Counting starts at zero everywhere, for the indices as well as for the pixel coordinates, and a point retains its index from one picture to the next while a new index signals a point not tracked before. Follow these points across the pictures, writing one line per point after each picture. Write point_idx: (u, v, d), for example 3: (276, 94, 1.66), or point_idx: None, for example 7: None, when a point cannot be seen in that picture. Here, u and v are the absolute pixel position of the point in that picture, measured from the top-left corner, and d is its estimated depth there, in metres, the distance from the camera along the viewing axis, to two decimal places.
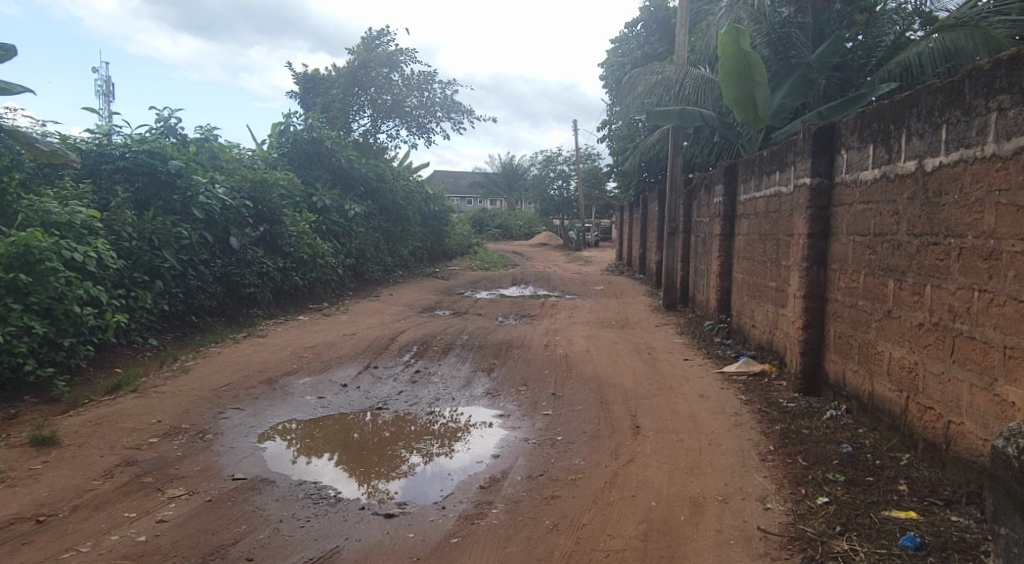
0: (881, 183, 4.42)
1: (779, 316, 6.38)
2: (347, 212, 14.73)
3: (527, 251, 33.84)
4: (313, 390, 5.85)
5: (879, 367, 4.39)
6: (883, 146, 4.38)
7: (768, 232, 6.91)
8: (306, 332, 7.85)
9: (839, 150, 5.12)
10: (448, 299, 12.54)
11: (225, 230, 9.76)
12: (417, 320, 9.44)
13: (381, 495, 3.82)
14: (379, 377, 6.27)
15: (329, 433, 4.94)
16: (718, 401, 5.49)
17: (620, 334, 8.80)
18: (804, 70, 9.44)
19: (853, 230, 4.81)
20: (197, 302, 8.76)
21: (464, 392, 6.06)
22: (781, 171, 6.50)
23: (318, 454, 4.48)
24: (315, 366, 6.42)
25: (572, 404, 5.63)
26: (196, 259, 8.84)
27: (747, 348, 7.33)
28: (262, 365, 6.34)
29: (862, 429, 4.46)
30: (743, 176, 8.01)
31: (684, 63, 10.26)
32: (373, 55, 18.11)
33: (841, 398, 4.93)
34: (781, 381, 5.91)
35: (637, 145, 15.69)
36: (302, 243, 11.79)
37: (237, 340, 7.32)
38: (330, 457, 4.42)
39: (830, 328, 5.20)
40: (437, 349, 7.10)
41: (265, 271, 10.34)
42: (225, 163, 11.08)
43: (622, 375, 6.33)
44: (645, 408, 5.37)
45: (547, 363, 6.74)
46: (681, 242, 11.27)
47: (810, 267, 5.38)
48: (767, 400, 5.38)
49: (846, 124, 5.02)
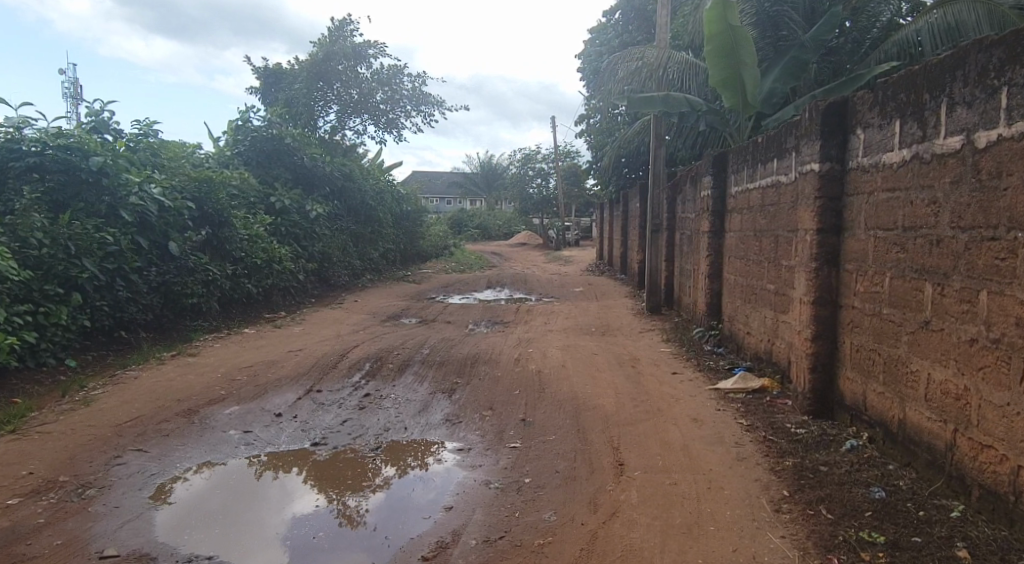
0: (912, 166, 3.64)
1: (781, 323, 5.59)
2: (308, 213, 13.80)
3: (506, 252, 33.06)
4: (239, 423, 4.93)
5: (913, 392, 3.59)
6: (915, 120, 3.62)
7: (764, 228, 6.14)
8: (247, 349, 6.92)
9: (854, 129, 4.35)
10: (416, 305, 11.69)
11: (164, 235, 8.82)
12: (377, 331, 8.57)
13: (350, 512, 3.59)
14: (320, 405, 5.37)
15: (254, 473, 4.13)
16: (715, 428, 4.68)
17: (600, 343, 8.00)
18: (795, 52, 8.75)
19: (876, 224, 4.02)
20: (128, 316, 7.82)
21: (419, 420, 5.20)
22: (781, 159, 5.73)
23: (286, 469, 4.21)
24: (247, 392, 5.50)
25: (545, 434, 4.79)
26: (127, 268, 7.89)
27: (742, 358, 6.57)
28: (182, 393, 5.40)
29: (892, 465, 3.67)
30: (734, 167, 7.24)
31: (665, 46, 9.48)
32: (338, 47, 17.13)
33: (862, 424, 4.15)
34: (785, 399, 5.12)
35: (616, 140, 14.93)
36: (254, 248, 10.86)
37: (163, 360, 6.37)
38: (299, 471, 4.16)
39: (846, 339, 4.41)
40: (393, 367, 6.22)
41: (210, 279, 9.41)
42: (166, 161, 10.11)
43: (602, 396, 5.51)
44: (630, 439, 4.53)
45: (518, 382, 5.89)
46: (664, 240, 10.52)
47: (822, 267, 4.59)
48: (771, 426, 4.57)
49: (863, 99, 4.25)
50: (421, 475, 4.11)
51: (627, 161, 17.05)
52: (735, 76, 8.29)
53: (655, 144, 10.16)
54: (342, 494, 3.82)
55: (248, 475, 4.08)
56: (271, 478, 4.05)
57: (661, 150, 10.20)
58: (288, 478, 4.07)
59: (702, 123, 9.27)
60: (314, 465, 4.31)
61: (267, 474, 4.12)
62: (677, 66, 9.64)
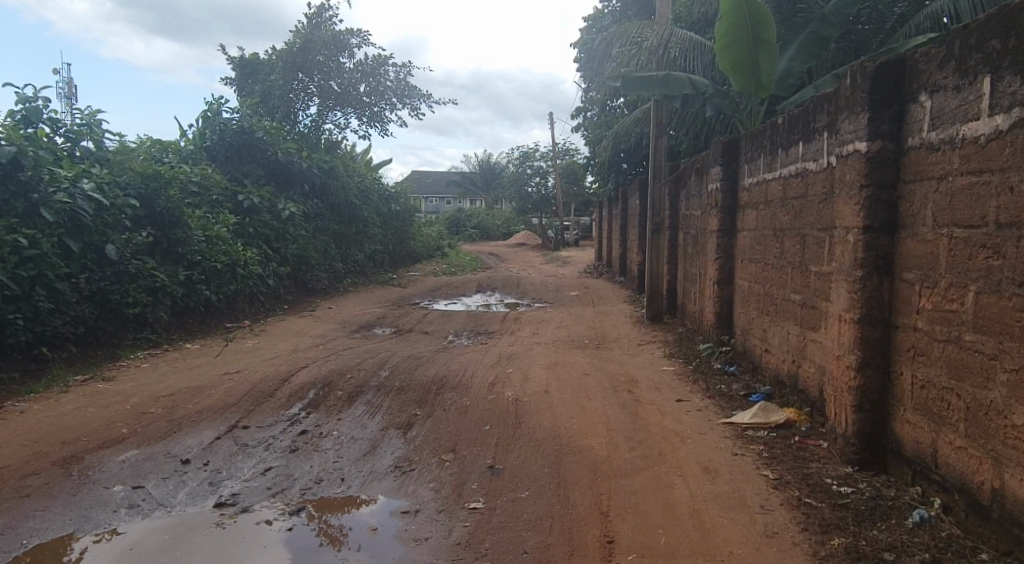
0: (1013, 139, 2.64)
1: (812, 344, 4.56)
2: (279, 212, 12.75)
3: (502, 252, 32.05)
4: (133, 473, 3.90)
5: (1015, 455, 2.60)
6: (1015, 76, 2.63)
7: (788, 227, 5.11)
8: (178, 371, 5.91)
9: (916, 94, 3.31)
10: (394, 313, 10.69)
11: (102, 237, 7.82)
12: (341, 345, 7.56)
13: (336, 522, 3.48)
14: (243, 447, 4.34)
15: (213, 504, 3.63)
16: (734, 482, 3.65)
17: (592, 359, 6.97)
18: (815, 26, 7.71)
19: (952, 219, 3.01)
20: (51, 330, 6.85)
21: (363, 467, 4.16)
22: (810, 142, 4.70)
23: (247, 498, 3.70)
24: (155, 431, 4.47)
25: (517, 489, 3.76)
26: (51, 274, 6.92)
27: (760, 382, 5.54)
28: (71, 433, 4.37)
29: (984, 552, 2.70)
30: (748, 156, 6.20)
31: (667, 22, 8.47)
32: (317, 35, 16.30)
33: (931, 486, 3.14)
34: (819, 441, 4.09)
35: (613, 133, 13.92)
36: (214, 250, 9.88)
37: (69, 385, 5.35)
38: (262, 501, 3.68)
39: (904, 371, 3.39)
40: (341, 395, 5.19)
41: (157, 286, 8.43)
42: (112, 155, 9.08)
43: (591, 433, 4.48)
44: (624, 501, 3.51)
45: (490, 415, 4.86)
46: (665, 241, 9.50)
47: (871, 276, 3.55)
48: (806, 482, 3.55)
49: (929, 54, 3.22)
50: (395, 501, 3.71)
51: (626, 156, 16.04)
52: (747, 58, 7.34)
53: (655, 134, 9.14)
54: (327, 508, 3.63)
55: (207, 504, 3.61)
56: (234, 505, 3.61)
57: (662, 140, 9.14)
58: (253, 506, 3.62)
59: (709, 108, 8.24)
60: (225, 530, 3.36)
61: (227, 507, 3.60)
62: (679, 44, 8.61)
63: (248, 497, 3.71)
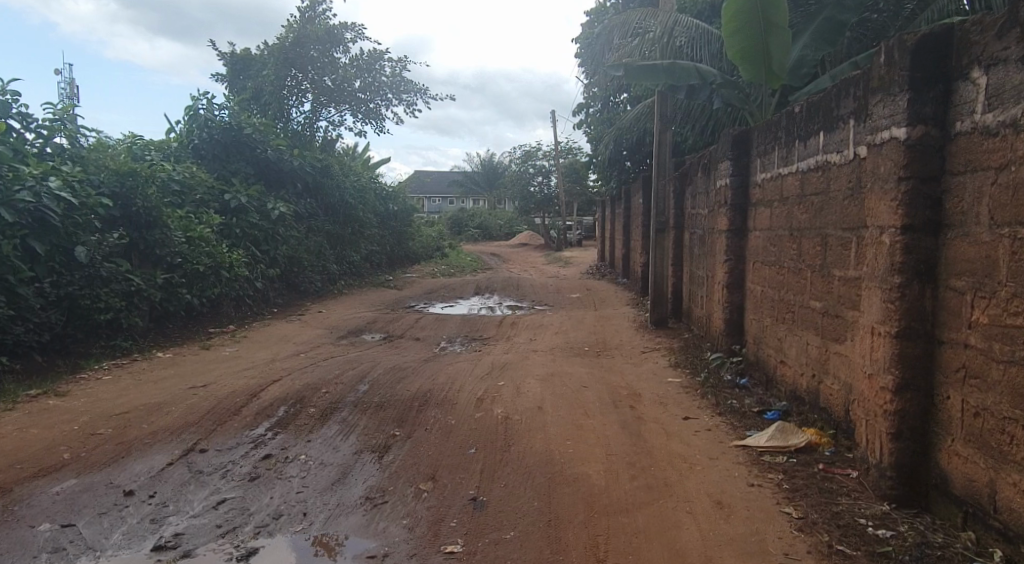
0: None
1: (838, 358, 4.07)
2: (268, 211, 12.29)
3: (505, 252, 31.57)
4: (65, 510, 3.42)
5: None
6: None
7: (807, 227, 4.62)
8: (142, 384, 5.45)
9: (967, 71, 2.82)
10: (385, 317, 10.22)
11: (71, 239, 7.39)
12: (324, 354, 7.09)
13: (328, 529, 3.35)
14: (196, 475, 3.86)
15: (152, 548, 3.14)
16: (752, 522, 3.17)
17: (592, 369, 6.50)
18: (831, 10, 7.19)
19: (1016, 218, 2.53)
20: (12, 338, 6.42)
21: (329, 498, 3.68)
22: (834, 132, 4.20)
23: (191, 539, 3.23)
24: (101, 456, 4.00)
25: (501, 527, 3.28)
26: (12, 279, 6.49)
27: (776, 397, 5.05)
28: (6, 459, 3.90)
29: None
30: (761, 149, 5.70)
31: (670, 9, 7.99)
32: (309, 30, 15.92)
33: (989, 534, 2.66)
34: (848, 470, 3.61)
35: (614, 129, 13.44)
36: (196, 252, 9.44)
37: (18, 401, 4.90)
38: (208, 542, 3.21)
39: (952, 396, 2.91)
40: (314, 413, 4.70)
41: (132, 291, 8.01)
42: (86, 152, 8.65)
43: (588, 458, 4.00)
44: (625, 546, 3.03)
45: (476, 436, 4.37)
46: (670, 242, 9.00)
47: (912, 284, 3.06)
48: (837, 524, 3.06)
49: (983, 23, 2.74)
50: (362, 536, 3.28)
51: (629, 153, 15.54)
52: (758, 45, 6.84)
53: (659, 128, 8.65)
54: (315, 515, 3.48)
55: (144, 549, 3.13)
56: (178, 548, 3.15)
57: (666, 134, 8.65)
58: (197, 550, 3.14)
59: (717, 100, 7.75)
60: None
61: (166, 553, 3.11)
62: (684, 32, 8.11)
63: (191, 539, 3.23)
